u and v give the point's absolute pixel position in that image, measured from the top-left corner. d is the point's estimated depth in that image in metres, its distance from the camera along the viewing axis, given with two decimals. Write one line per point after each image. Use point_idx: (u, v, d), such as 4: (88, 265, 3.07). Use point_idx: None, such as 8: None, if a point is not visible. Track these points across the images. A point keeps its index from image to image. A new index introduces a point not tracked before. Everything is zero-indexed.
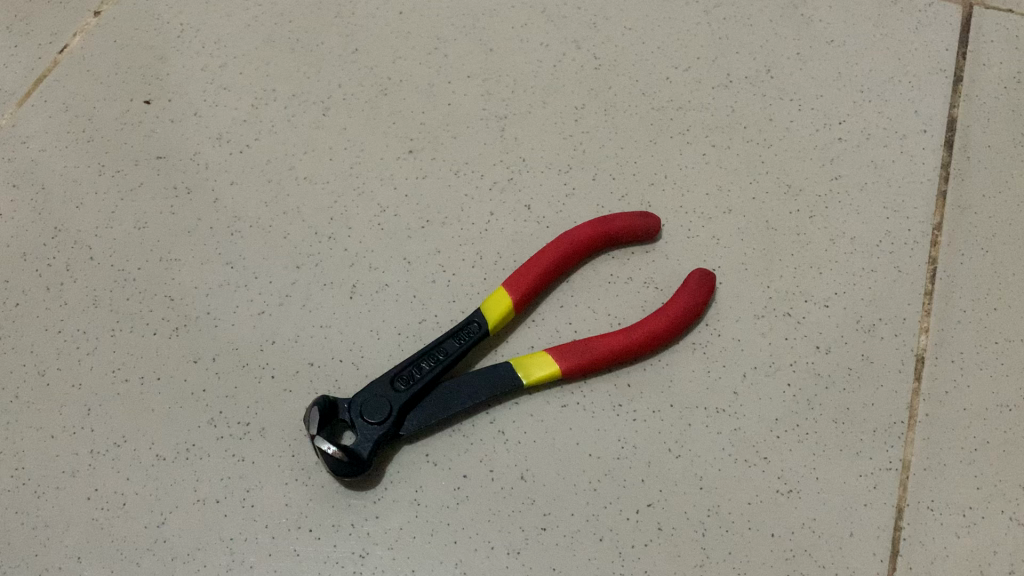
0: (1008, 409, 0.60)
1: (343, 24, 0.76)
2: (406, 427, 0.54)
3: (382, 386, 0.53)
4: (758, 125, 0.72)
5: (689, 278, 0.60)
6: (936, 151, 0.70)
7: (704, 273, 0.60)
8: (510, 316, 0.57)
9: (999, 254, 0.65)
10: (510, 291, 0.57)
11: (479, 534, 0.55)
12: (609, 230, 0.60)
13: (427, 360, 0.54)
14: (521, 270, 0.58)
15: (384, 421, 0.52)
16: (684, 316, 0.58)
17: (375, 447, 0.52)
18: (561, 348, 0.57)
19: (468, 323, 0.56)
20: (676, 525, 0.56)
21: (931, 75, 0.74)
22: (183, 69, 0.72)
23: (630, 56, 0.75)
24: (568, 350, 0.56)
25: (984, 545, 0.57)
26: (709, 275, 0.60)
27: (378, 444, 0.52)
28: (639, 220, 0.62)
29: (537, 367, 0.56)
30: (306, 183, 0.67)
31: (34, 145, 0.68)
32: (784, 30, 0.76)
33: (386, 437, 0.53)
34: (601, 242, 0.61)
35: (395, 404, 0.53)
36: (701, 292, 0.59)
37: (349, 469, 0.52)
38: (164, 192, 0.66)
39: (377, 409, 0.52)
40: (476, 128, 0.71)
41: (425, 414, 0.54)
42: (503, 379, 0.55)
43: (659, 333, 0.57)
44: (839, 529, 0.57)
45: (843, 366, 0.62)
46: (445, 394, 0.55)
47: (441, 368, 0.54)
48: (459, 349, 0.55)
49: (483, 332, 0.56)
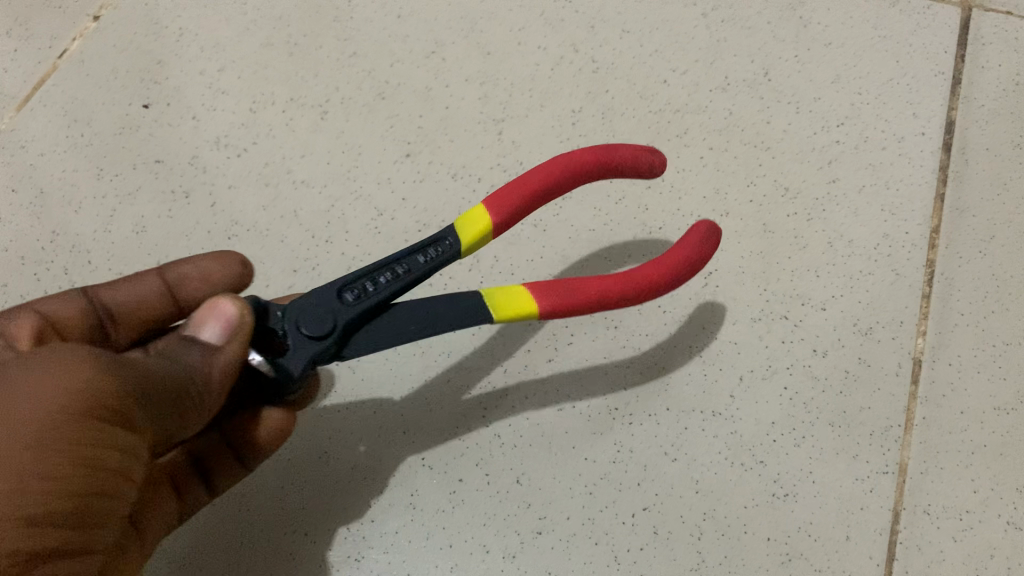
0: (1006, 412, 0.60)
1: (340, 28, 0.74)
2: (351, 349, 0.47)
3: (325, 299, 0.47)
4: (756, 128, 0.71)
5: (693, 230, 0.50)
6: (935, 154, 0.69)
7: (711, 226, 0.50)
8: (487, 238, 0.50)
9: (997, 257, 0.65)
10: (491, 212, 0.50)
11: (475, 537, 0.56)
12: (611, 158, 0.51)
13: (383, 272, 0.48)
14: (507, 190, 0.50)
15: (325, 337, 0.46)
16: (681, 274, 0.49)
17: (311, 365, 0.46)
18: (542, 286, 0.49)
19: (438, 238, 0.49)
20: (671, 529, 0.57)
21: (928, 78, 0.72)
22: (181, 73, 0.71)
23: (628, 59, 0.74)
24: (550, 288, 0.48)
25: (980, 548, 0.57)
26: (716, 229, 0.50)
27: (313, 364, 0.46)
28: (644, 154, 0.52)
29: (516, 303, 0.48)
30: (303, 187, 0.67)
31: (33, 150, 0.68)
32: (782, 32, 0.74)
33: (325, 352, 0.46)
34: (602, 170, 0.51)
35: (340, 317, 0.46)
36: (704, 252, 0.49)
37: (277, 388, 0.47)
38: (160, 195, 0.67)
39: (317, 321, 0.46)
40: (473, 131, 0.71)
41: (373, 338, 0.47)
42: (478, 307, 0.48)
43: (651, 287, 0.48)
44: (836, 534, 0.57)
45: (841, 369, 0.61)
46: (404, 316, 0.47)
47: (399, 285, 0.48)
48: (424, 266, 0.48)
49: (454, 251, 0.49)
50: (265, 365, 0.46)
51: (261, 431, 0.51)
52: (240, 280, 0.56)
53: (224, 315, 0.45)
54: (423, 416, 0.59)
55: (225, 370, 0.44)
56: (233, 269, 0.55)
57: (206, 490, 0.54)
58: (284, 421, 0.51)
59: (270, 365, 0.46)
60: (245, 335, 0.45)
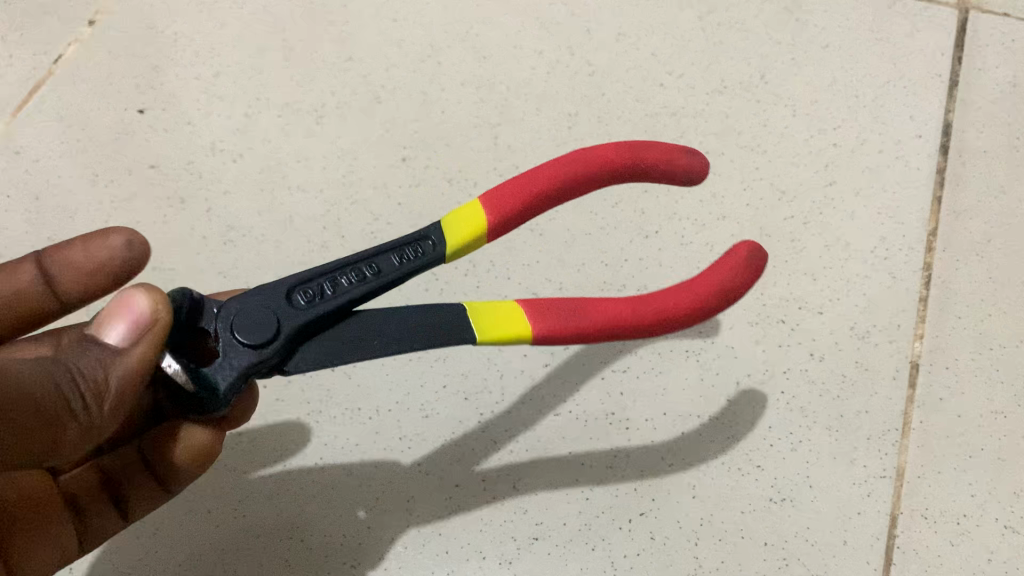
0: (1003, 416, 0.60)
1: (336, 32, 0.74)
2: (294, 362, 0.43)
3: (275, 301, 0.43)
4: (753, 131, 0.71)
5: (733, 253, 0.44)
6: (932, 157, 0.68)
7: (756, 251, 0.44)
8: (481, 240, 0.46)
9: (994, 260, 0.65)
10: (487, 210, 0.45)
11: (471, 543, 0.56)
12: (636, 161, 0.47)
13: (347, 275, 0.44)
14: (511, 185, 0.46)
15: (264, 343, 0.41)
16: (710, 302, 0.43)
17: (243, 376, 0.42)
18: (537, 306, 0.44)
19: (418, 239, 0.45)
20: (668, 535, 0.57)
21: (925, 80, 0.71)
22: (177, 78, 0.71)
23: (624, 63, 0.74)
24: (541, 308, 0.43)
25: (978, 553, 0.56)
26: (762, 255, 0.44)
27: (245, 374, 0.41)
28: (679, 155, 0.47)
29: (499, 324, 0.43)
30: (299, 192, 0.67)
31: (28, 155, 0.68)
32: (778, 35, 0.74)
33: (262, 363, 0.42)
34: (625, 172, 0.47)
35: (287, 324, 0.42)
36: (741, 280, 0.43)
37: (196, 401, 0.42)
38: (155, 201, 0.66)
39: (259, 325, 0.41)
40: (469, 135, 0.71)
41: (320, 351, 0.43)
42: (459, 322, 0.43)
43: (665, 316, 0.42)
44: (834, 539, 0.57)
45: (838, 373, 0.61)
46: (370, 327, 0.43)
47: (362, 290, 0.44)
48: (395, 271, 0.44)
49: (435, 255, 0.45)
50: (184, 375, 0.41)
51: (179, 451, 0.48)
52: (138, 253, 0.52)
53: (134, 312, 0.39)
54: (418, 423, 0.60)
55: (127, 375, 0.39)
56: (107, 241, 0.51)
57: (120, 512, 0.52)
58: (208, 442, 0.49)
59: (193, 375, 0.41)
60: (156, 336, 0.40)
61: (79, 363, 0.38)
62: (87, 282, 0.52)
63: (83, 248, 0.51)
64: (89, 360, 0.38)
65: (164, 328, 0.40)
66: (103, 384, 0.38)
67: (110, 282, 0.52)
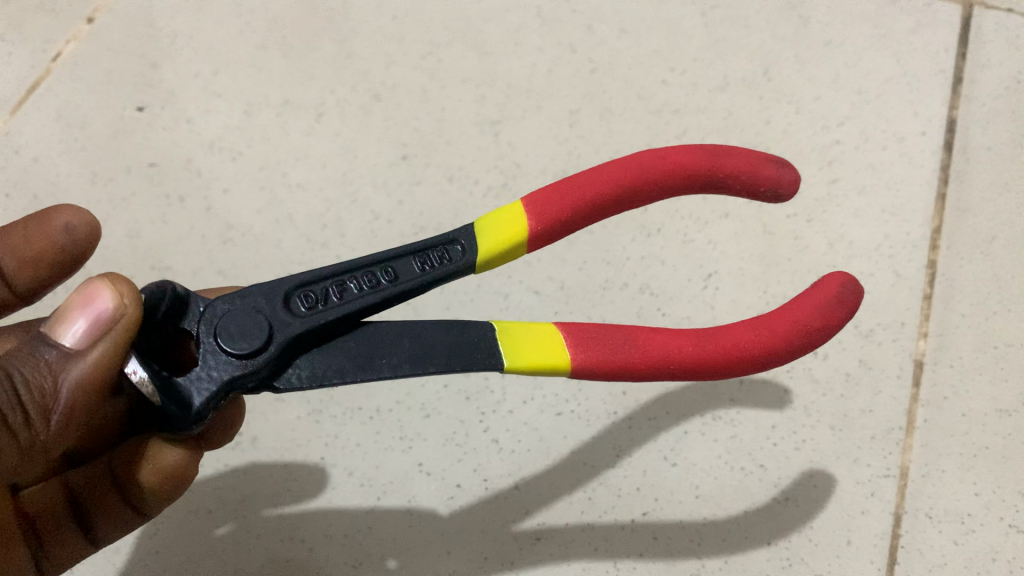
0: (1009, 415, 0.59)
1: (336, 29, 0.73)
2: (286, 378, 0.42)
3: (278, 306, 0.42)
4: (755, 129, 0.70)
5: (826, 286, 0.42)
6: (936, 153, 0.68)
7: (852, 285, 0.42)
8: (518, 248, 0.44)
9: (999, 257, 0.64)
10: (529, 216, 0.43)
11: (473, 544, 0.56)
12: (713, 173, 0.44)
13: (355, 281, 0.43)
14: (574, 189, 0.43)
15: (258, 350, 0.40)
16: (792, 341, 0.41)
17: (224, 386, 0.40)
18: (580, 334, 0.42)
19: (440, 247, 0.43)
20: (671, 535, 0.56)
21: (929, 77, 0.71)
22: (176, 76, 0.71)
23: (625, 59, 0.73)
24: (586, 337, 0.42)
25: (983, 552, 0.56)
26: (857, 291, 0.42)
27: (232, 383, 0.40)
28: (765, 166, 0.44)
29: (531, 350, 0.42)
30: (299, 191, 0.67)
31: (25, 154, 0.67)
32: (781, 31, 0.74)
33: (251, 372, 0.40)
34: (700, 183, 0.44)
35: (284, 333, 0.41)
36: (835, 316, 0.41)
37: (164, 414, 0.39)
38: (154, 200, 0.66)
39: (248, 332, 0.40)
40: (470, 133, 0.71)
41: (317, 362, 0.42)
42: (472, 338, 0.42)
43: (736, 353, 0.40)
44: (837, 538, 0.56)
45: (841, 372, 0.61)
46: (383, 344, 0.42)
47: (374, 299, 0.42)
48: (412, 280, 0.43)
49: (465, 263, 0.43)
50: (150, 385, 0.38)
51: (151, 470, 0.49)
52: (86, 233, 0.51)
53: (96, 308, 0.37)
54: (419, 423, 0.60)
55: (80, 381, 0.38)
56: (48, 225, 0.51)
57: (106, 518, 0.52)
58: (179, 461, 0.48)
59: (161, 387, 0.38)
60: (122, 333, 0.38)
61: (26, 369, 0.37)
62: (33, 268, 0.52)
63: (26, 236, 0.51)
64: (40, 364, 0.38)
65: (131, 325, 0.38)
66: (54, 391, 0.38)
67: (54, 269, 0.52)
